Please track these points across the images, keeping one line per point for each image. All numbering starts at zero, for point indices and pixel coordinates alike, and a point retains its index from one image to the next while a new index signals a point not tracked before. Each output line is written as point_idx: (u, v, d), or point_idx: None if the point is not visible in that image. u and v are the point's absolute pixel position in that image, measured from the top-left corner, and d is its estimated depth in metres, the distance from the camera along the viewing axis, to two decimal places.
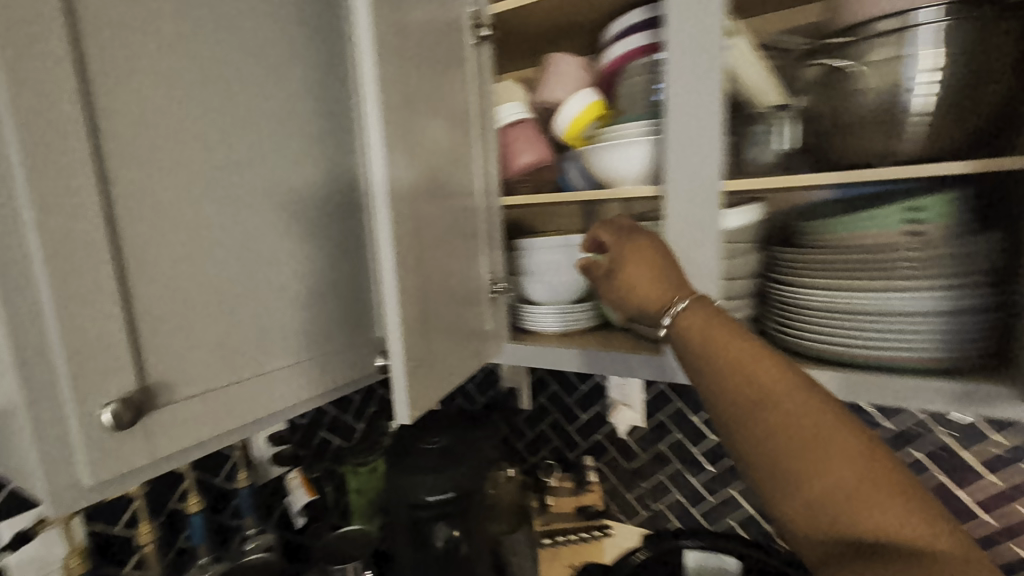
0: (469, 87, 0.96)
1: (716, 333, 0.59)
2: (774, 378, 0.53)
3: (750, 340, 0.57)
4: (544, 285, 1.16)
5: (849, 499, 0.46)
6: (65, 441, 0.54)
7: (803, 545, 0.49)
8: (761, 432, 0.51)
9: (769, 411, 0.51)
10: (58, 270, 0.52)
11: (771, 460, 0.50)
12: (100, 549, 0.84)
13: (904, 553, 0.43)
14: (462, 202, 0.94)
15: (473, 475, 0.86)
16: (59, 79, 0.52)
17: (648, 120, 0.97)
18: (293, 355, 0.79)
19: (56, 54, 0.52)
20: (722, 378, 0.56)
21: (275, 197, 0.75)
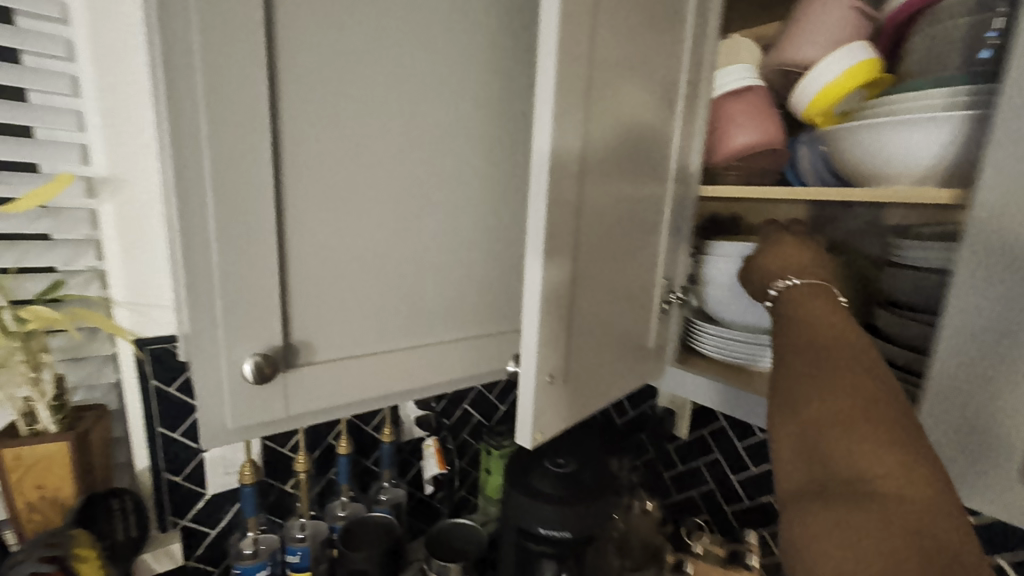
0: (682, 41, 0.75)
1: (798, 291, 0.61)
2: (825, 327, 0.54)
3: (826, 303, 0.57)
4: (730, 302, 0.90)
5: (840, 433, 0.45)
6: (219, 382, 0.58)
7: (783, 477, 0.48)
8: (789, 366, 0.53)
9: (807, 348, 0.53)
10: (226, 225, 0.54)
11: (786, 389, 0.51)
12: (270, 463, 0.96)
13: (871, 496, 0.41)
14: (646, 188, 0.75)
15: (596, 519, 0.72)
16: (245, 37, 0.52)
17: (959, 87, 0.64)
18: (433, 335, 0.75)
19: (245, 11, 0.52)
20: (782, 323, 0.58)
21: (437, 166, 0.69)
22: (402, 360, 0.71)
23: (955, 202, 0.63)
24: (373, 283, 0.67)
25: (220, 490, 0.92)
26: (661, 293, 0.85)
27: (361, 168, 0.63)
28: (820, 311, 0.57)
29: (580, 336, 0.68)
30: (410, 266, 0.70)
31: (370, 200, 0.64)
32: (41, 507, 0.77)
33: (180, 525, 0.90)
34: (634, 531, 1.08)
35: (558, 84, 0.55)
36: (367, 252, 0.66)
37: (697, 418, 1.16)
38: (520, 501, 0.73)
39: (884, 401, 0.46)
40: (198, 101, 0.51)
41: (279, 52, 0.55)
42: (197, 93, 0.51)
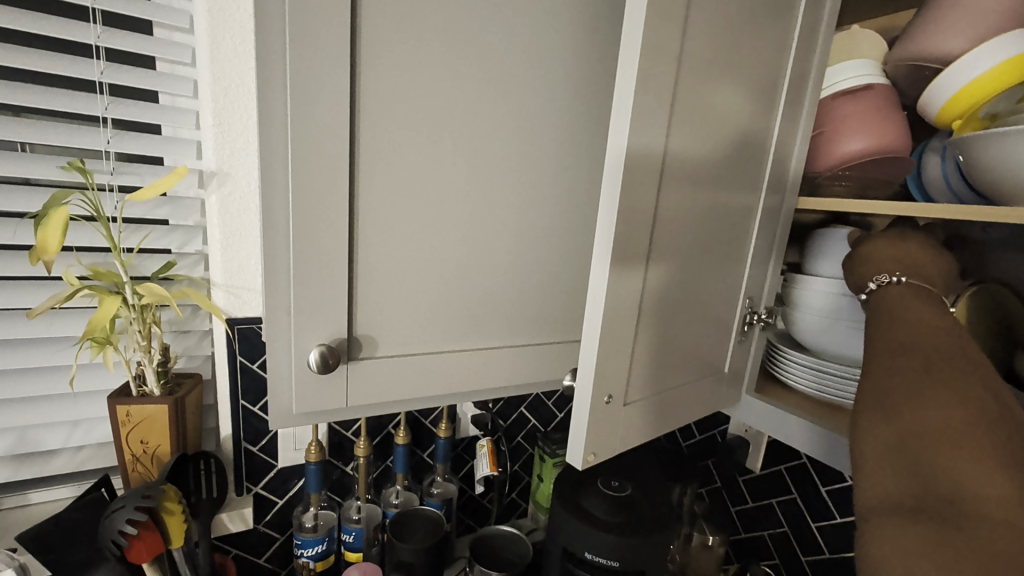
0: (788, 34, 0.67)
1: (908, 302, 0.57)
2: (937, 340, 0.51)
3: (940, 317, 0.53)
4: (823, 329, 0.79)
5: (942, 445, 0.44)
6: (288, 368, 0.61)
7: (867, 482, 0.47)
8: (887, 378, 0.50)
9: (911, 359, 0.50)
10: (303, 221, 0.57)
11: (884, 401, 0.49)
12: (334, 444, 1.01)
13: (968, 509, 0.40)
14: (734, 197, 0.68)
15: (651, 553, 0.67)
16: (332, 42, 0.54)
17: None
18: (493, 340, 0.73)
19: (333, 17, 0.53)
20: (886, 335, 0.55)
21: (507, 167, 0.68)
22: (460, 361, 0.71)
23: None
24: (434, 283, 0.67)
25: (289, 464, 0.98)
26: (742, 313, 0.77)
27: (432, 168, 0.63)
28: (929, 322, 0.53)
29: (645, 353, 0.62)
30: (474, 269, 0.69)
31: (436, 200, 0.64)
32: (143, 461, 0.86)
33: (253, 492, 0.97)
34: (693, 565, 1.00)
35: (642, 81, 0.51)
36: (432, 252, 0.66)
37: (775, 454, 1.04)
38: (567, 522, 0.70)
39: (997, 422, 0.44)
40: (286, 103, 0.54)
41: (362, 52, 0.56)
42: (287, 96, 0.53)
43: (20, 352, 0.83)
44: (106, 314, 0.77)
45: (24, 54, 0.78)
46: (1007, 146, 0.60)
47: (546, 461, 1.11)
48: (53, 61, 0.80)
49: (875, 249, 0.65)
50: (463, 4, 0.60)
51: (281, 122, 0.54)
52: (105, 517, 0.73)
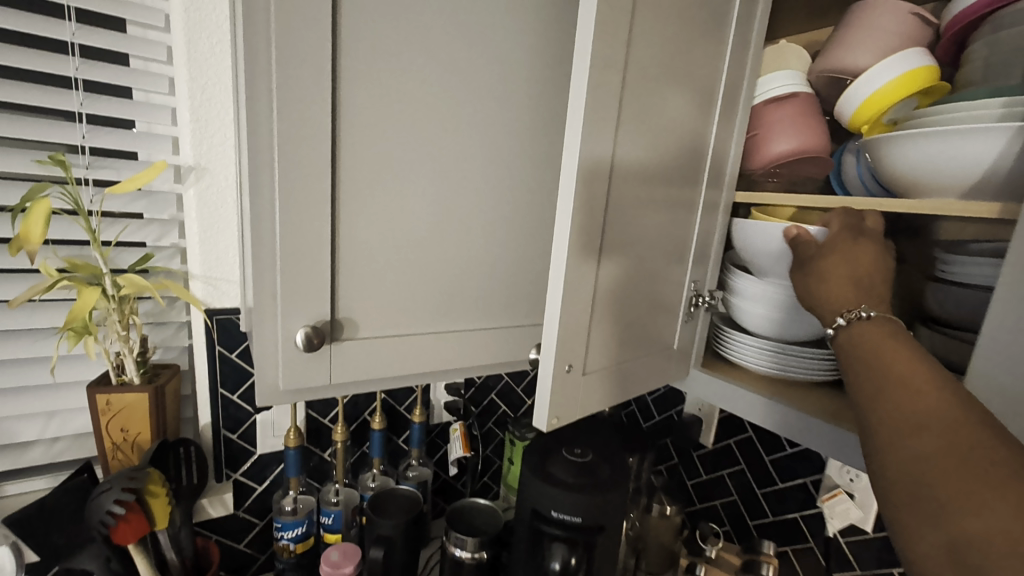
0: (723, 49, 0.77)
1: (885, 348, 0.53)
2: (930, 393, 0.46)
3: (921, 361, 0.49)
4: (759, 317, 0.88)
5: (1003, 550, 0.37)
6: (274, 347, 0.66)
7: None
8: (901, 457, 0.45)
9: (916, 427, 0.45)
10: (289, 211, 0.62)
11: (908, 489, 0.43)
12: (311, 431, 1.05)
13: None
14: (677, 192, 0.77)
15: (609, 509, 0.75)
16: (315, 49, 0.59)
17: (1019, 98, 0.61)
18: (465, 323, 0.79)
19: (316, 26, 0.59)
20: (875, 394, 0.50)
21: (476, 164, 0.74)
22: (436, 342, 0.77)
23: (1000, 215, 0.61)
24: (409, 270, 0.73)
25: (268, 451, 1.02)
26: (687, 296, 0.86)
27: (407, 164, 0.69)
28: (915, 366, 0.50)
29: (600, 330, 0.70)
30: (446, 256, 0.75)
31: (410, 193, 0.70)
32: (123, 448, 0.89)
33: (232, 478, 1.00)
34: (651, 533, 1.09)
35: (592, 89, 0.59)
36: (407, 242, 0.71)
37: (724, 428, 1.14)
38: (534, 486, 0.77)
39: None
40: (274, 103, 0.59)
41: (342, 58, 0.62)
42: (273, 97, 0.58)
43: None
44: (87, 304, 0.79)
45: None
46: (900, 148, 0.71)
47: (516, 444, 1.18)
48: (27, 58, 0.81)
49: (837, 260, 0.69)
50: (434, 15, 0.66)
51: (267, 121, 0.59)
52: (93, 497, 0.76)
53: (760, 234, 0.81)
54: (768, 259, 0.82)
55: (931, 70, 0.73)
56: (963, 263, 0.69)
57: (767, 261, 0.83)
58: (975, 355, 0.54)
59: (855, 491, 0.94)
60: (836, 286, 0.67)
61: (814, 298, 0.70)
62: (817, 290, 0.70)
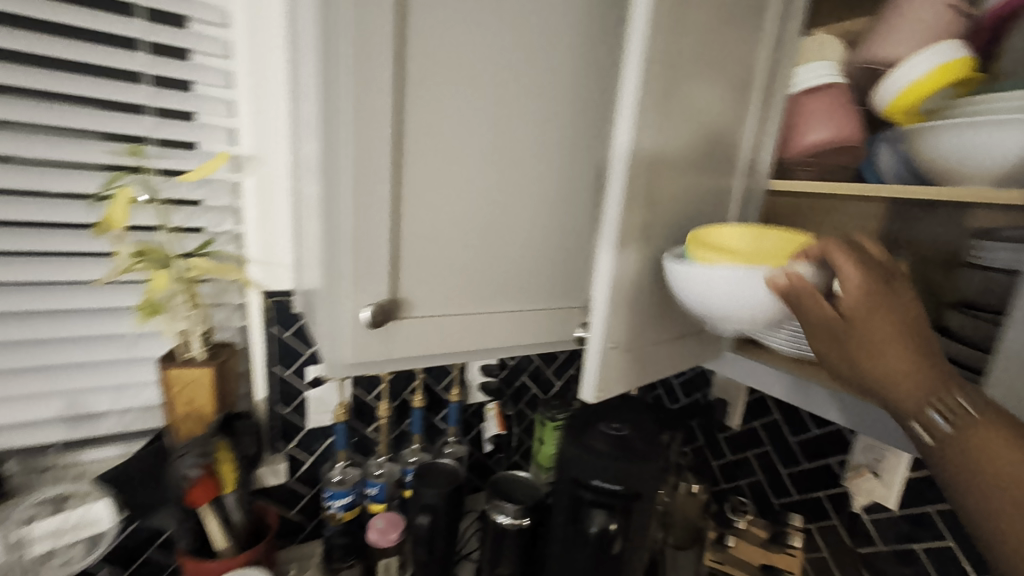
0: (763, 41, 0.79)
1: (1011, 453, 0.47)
2: None
3: None
4: None
5: None
6: (340, 323, 0.71)
7: None
8: None
9: None
10: (356, 198, 0.66)
11: None
12: (357, 408, 1.10)
13: None
14: (714, 180, 0.80)
15: (645, 478, 0.80)
16: (382, 45, 0.63)
17: None
18: (511, 304, 0.84)
19: (383, 24, 0.63)
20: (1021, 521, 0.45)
21: (525, 154, 0.78)
22: (486, 321, 0.82)
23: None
24: (461, 252, 0.77)
25: (316, 426, 1.07)
26: None
27: (462, 153, 0.73)
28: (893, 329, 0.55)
29: (641, 310, 0.74)
30: (494, 241, 0.79)
31: (464, 180, 0.74)
32: (191, 418, 0.95)
33: (286, 450, 1.06)
34: (678, 509, 1.09)
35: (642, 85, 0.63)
36: (460, 226, 0.76)
37: (750, 410, 1.16)
38: (575, 457, 0.83)
39: None
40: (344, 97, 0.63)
41: (408, 54, 0.66)
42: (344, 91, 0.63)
43: (75, 322, 0.92)
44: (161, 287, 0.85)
45: (79, 47, 0.85)
46: (936, 136, 0.73)
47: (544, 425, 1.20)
48: (104, 53, 0.87)
49: (874, 326, 0.56)
50: (489, 11, 0.70)
51: (341, 115, 0.64)
52: (175, 459, 0.86)
53: (704, 283, 0.66)
54: (735, 289, 0.64)
55: (966, 63, 0.74)
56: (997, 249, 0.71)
57: (744, 299, 0.65)
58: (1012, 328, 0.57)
59: (880, 470, 0.96)
60: (902, 363, 0.54)
61: (882, 379, 0.54)
62: (879, 366, 0.55)
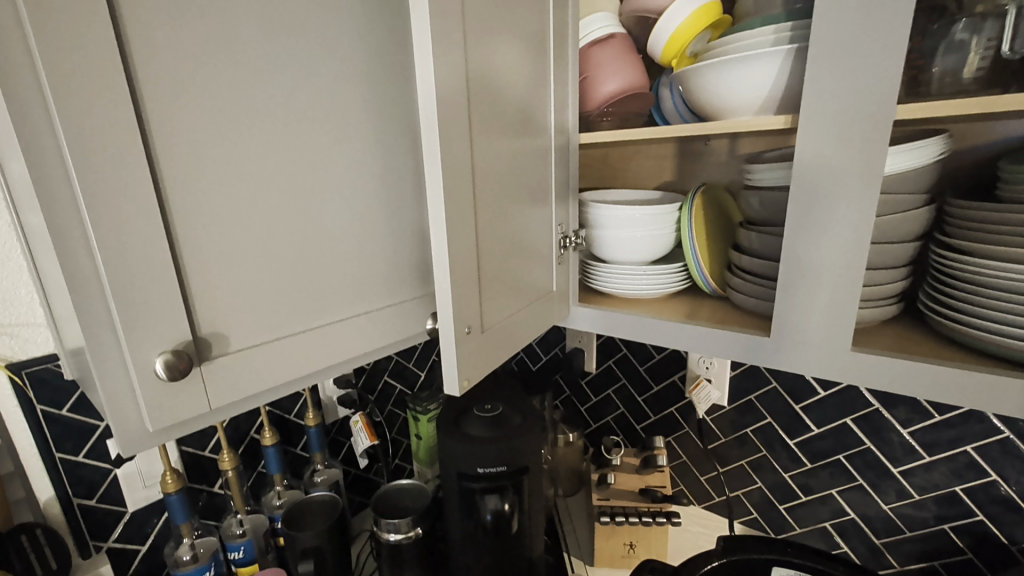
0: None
1: None
2: None
3: None
4: (617, 241, 0.88)
5: None
6: (128, 382, 0.57)
7: None
8: None
9: None
10: (104, 223, 0.52)
11: None
12: (194, 468, 0.91)
13: None
14: (526, 141, 0.73)
15: (524, 448, 0.81)
16: (94, 32, 0.49)
17: (782, 25, 0.67)
18: (361, 305, 0.76)
19: (88, 5, 0.49)
20: None
21: (324, 146, 0.69)
22: (328, 333, 0.72)
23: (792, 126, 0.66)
24: (258, 266, 0.65)
25: (142, 505, 0.88)
26: (556, 241, 0.84)
27: (240, 153, 0.61)
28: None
29: (472, 296, 0.66)
30: (310, 243, 0.69)
31: (248, 182, 0.62)
32: None
33: (105, 548, 0.85)
34: (561, 462, 1.14)
35: (443, 57, 0.55)
36: (250, 236, 0.63)
37: (603, 352, 1.17)
38: (455, 449, 0.81)
39: None
40: (50, 104, 0.49)
41: (127, 38, 0.52)
42: (46, 96, 0.48)
43: None
44: None
45: None
46: (703, 79, 0.75)
47: (413, 420, 1.09)
48: None
49: None
50: None
51: (46, 129, 0.49)
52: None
53: None
54: None
55: (714, 6, 0.78)
56: (765, 169, 0.75)
57: None
58: (785, 246, 0.68)
59: (712, 376, 1.04)
60: None
61: None
62: None
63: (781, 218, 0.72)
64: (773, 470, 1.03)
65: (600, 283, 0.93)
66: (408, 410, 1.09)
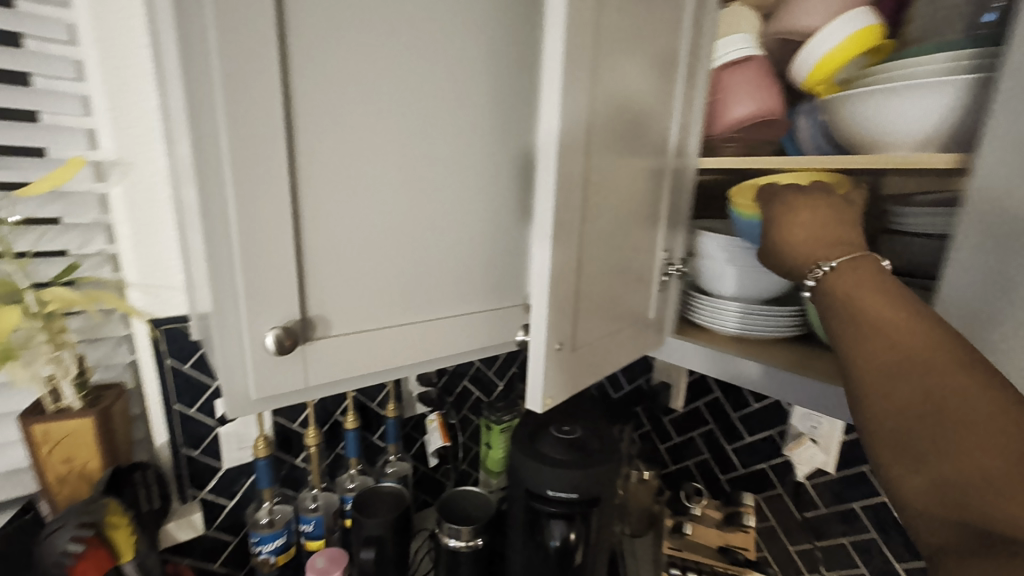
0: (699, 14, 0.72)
1: (864, 296, 0.48)
2: (905, 331, 0.44)
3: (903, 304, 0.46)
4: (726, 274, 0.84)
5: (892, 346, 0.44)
6: (241, 351, 0.62)
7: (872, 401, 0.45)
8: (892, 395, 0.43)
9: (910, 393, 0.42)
10: (243, 204, 0.57)
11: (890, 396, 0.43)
12: (284, 438, 0.98)
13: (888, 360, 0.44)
14: (643, 160, 0.70)
15: (600, 480, 0.77)
16: (262, 33, 0.54)
17: (968, 49, 0.58)
18: (454, 307, 0.77)
19: (261, 8, 0.54)
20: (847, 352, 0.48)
21: (441, 151, 0.71)
22: (421, 329, 0.74)
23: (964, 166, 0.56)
24: (367, 258, 0.68)
25: (235, 464, 0.95)
26: (659, 267, 0.80)
27: (367, 151, 0.65)
28: (834, 210, 0.60)
29: (568, 316, 0.64)
30: (416, 241, 0.71)
31: (369, 179, 0.65)
32: (70, 481, 0.80)
33: (199, 497, 0.93)
34: (632, 500, 1.07)
35: (575, 70, 0.54)
36: (364, 229, 0.67)
37: (693, 390, 1.09)
38: (527, 466, 0.78)
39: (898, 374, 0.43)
40: (216, 93, 0.54)
41: (288, 39, 0.57)
42: (214, 86, 0.54)
43: None
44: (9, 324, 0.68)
45: None
46: (855, 106, 0.67)
47: (486, 428, 1.09)
48: None
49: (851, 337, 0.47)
50: None
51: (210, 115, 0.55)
52: (44, 539, 0.72)
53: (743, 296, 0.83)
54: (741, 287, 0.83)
55: (873, 32, 0.70)
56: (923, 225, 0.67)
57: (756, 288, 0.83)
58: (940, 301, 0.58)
59: (817, 437, 0.93)
60: (867, 322, 0.46)
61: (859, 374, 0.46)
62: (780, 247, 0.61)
63: (938, 271, 0.61)
64: (884, 560, 0.88)
65: (701, 317, 0.87)
66: (482, 418, 1.09)
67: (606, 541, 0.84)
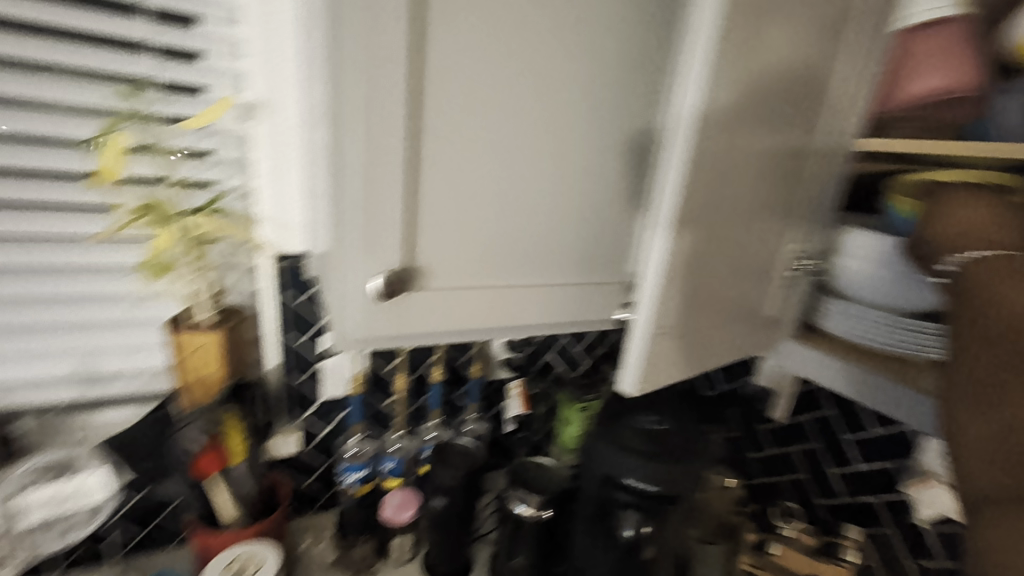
0: None
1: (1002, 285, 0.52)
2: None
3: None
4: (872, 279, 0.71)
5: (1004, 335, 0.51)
6: (346, 290, 0.64)
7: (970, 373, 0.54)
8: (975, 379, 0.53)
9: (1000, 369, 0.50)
10: (366, 148, 0.58)
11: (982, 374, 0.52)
12: (375, 381, 1.04)
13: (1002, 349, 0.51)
14: (784, 138, 0.63)
15: (684, 479, 0.72)
16: None
17: None
18: (552, 276, 0.74)
19: None
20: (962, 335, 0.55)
21: (562, 110, 0.67)
22: (517, 294, 0.72)
23: None
24: (474, 216, 0.67)
25: (331, 397, 1.02)
26: (787, 261, 0.72)
27: (489, 105, 0.62)
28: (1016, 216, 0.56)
29: (676, 304, 0.60)
30: (524, 204, 0.69)
31: (487, 134, 0.64)
32: (196, 388, 0.90)
33: (299, 422, 1.01)
34: None
35: (721, 33, 0.51)
36: (475, 186, 0.65)
37: (799, 402, 0.99)
38: (608, 451, 0.76)
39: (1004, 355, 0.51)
40: (352, 33, 0.54)
41: None
42: (351, 25, 0.54)
43: (85, 280, 0.87)
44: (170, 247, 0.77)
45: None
46: None
47: (565, 404, 1.08)
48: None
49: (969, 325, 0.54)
50: None
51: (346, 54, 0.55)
52: (177, 433, 0.86)
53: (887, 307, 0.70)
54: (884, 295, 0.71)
55: None
56: None
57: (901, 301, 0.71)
58: None
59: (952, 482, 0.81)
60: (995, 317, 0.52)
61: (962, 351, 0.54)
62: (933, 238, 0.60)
63: None
64: None
65: (826, 322, 0.77)
66: (561, 394, 1.08)
67: (678, 543, 0.79)
